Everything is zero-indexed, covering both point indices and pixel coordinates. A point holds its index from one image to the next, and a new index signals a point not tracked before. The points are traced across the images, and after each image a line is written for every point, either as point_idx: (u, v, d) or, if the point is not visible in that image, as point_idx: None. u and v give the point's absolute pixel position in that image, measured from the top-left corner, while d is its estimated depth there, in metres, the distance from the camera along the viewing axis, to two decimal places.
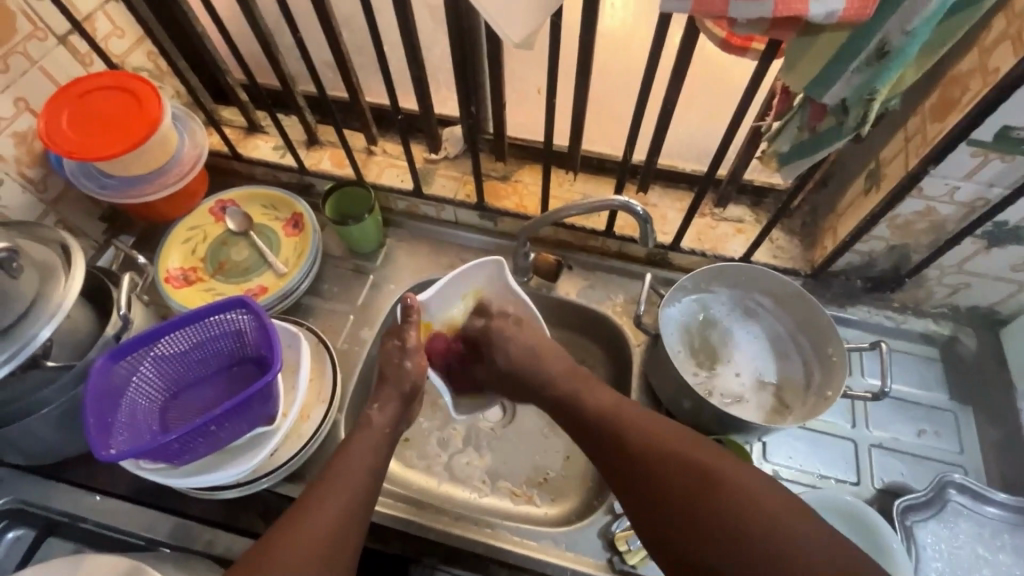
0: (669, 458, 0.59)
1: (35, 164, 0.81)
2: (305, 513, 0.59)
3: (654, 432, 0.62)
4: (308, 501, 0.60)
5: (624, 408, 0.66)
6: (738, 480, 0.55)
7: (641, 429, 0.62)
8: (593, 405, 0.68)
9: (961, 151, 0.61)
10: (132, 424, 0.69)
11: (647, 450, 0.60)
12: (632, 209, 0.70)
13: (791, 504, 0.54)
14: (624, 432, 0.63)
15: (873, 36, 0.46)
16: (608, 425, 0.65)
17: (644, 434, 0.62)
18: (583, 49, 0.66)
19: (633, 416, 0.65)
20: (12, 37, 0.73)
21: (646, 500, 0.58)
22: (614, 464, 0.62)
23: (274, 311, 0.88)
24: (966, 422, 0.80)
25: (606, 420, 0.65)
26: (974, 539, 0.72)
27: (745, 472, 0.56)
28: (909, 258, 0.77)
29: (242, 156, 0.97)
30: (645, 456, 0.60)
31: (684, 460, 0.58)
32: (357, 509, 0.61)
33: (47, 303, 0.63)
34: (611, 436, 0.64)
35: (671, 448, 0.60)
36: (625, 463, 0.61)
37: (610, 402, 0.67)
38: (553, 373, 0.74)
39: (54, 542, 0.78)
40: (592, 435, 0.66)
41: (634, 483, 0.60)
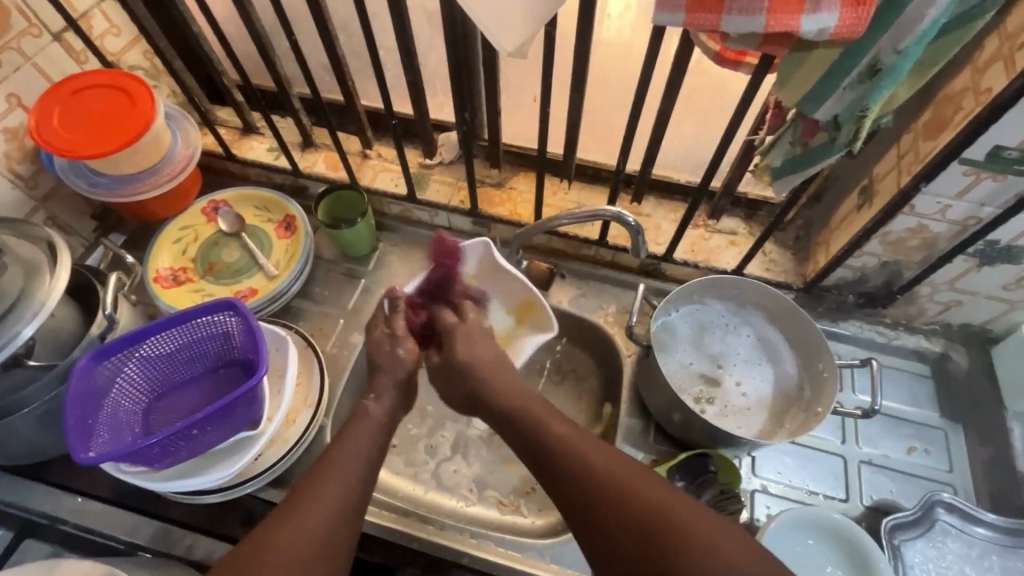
0: (630, 503, 0.52)
1: (26, 160, 0.80)
2: (306, 500, 0.57)
3: (614, 470, 0.55)
4: (308, 489, 0.58)
5: (582, 439, 0.59)
6: (705, 533, 0.49)
7: (600, 464, 0.55)
8: (547, 432, 0.60)
9: (953, 169, 0.61)
10: (113, 425, 0.68)
11: (606, 492, 0.53)
12: (624, 219, 0.70)
13: (762, 560, 0.47)
14: (580, 468, 0.56)
15: (865, 53, 0.46)
16: (562, 457, 0.57)
17: (604, 472, 0.55)
18: (578, 58, 0.66)
19: (590, 449, 0.57)
20: (5, 32, 0.73)
21: (604, 549, 0.52)
22: (569, 503, 0.56)
23: (264, 314, 0.87)
24: (956, 441, 0.79)
25: (561, 452, 0.58)
26: (962, 559, 0.72)
27: (712, 524, 0.49)
28: (901, 275, 0.77)
29: (237, 157, 0.96)
30: (603, 499, 0.53)
31: (647, 506, 0.51)
32: (357, 497, 0.60)
33: (30, 301, 0.63)
34: (565, 473, 0.56)
35: (631, 490, 0.53)
36: (580, 506, 0.55)
37: (566, 428, 0.60)
38: (501, 389, 0.68)
39: (33, 544, 0.77)
40: (545, 467, 0.59)
41: (589, 528, 0.53)
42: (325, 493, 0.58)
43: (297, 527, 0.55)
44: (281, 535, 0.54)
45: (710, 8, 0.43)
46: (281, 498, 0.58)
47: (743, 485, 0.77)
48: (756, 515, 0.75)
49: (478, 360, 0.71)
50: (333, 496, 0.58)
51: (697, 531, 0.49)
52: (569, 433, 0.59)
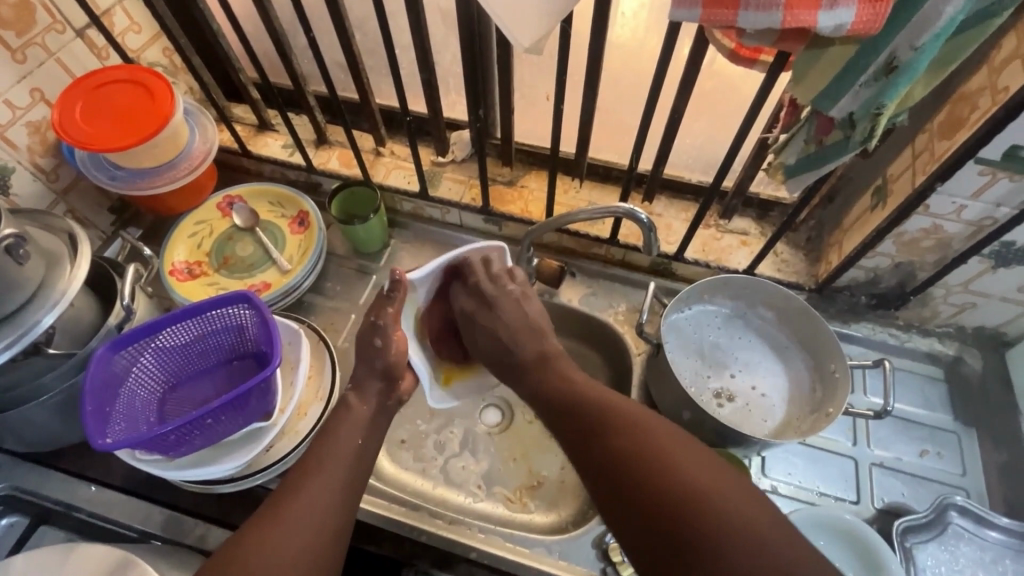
0: (650, 454, 0.54)
1: (48, 154, 0.82)
2: (285, 502, 0.57)
3: (639, 424, 0.58)
4: (290, 490, 0.58)
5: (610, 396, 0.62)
6: (726, 491, 0.50)
7: (626, 419, 0.58)
8: (572, 387, 0.65)
9: (969, 169, 0.60)
10: (129, 414, 0.69)
11: (625, 442, 0.56)
12: (636, 216, 0.70)
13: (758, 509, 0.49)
14: (604, 421, 0.59)
15: (881, 50, 0.46)
16: (588, 410, 0.61)
17: (628, 425, 0.58)
18: (593, 56, 0.66)
19: (616, 404, 0.61)
20: (31, 28, 0.75)
21: (617, 498, 0.54)
22: (588, 453, 0.59)
23: (277, 308, 0.88)
24: (969, 444, 0.78)
25: (586, 407, 0.62)
26: (975, 564, 0.71)
27: (730, 483, 0.51)
28: (915, 276, 0.77)
29: (252, 153, 0.98)
30: (624, 448, 0.56)
31: (667, 459, 0.53)
32: (340, 498, 0.59)
33: (52, 291, 0.64)
34: (590, 424, 0.60)
35: (639, 444, 0.55)
36: (600, 455, 0.57)
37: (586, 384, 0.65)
38: (528, 351, 0.70)
39: (47, 531, 0.78)
40: (569, 421, 0.62)
41: (605, 475, 0.56)
42: (306, 494, 0.58)
43: (277, 532, 0.54)
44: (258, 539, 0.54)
45: (726, 4, 0.44)
46: (264, 499, 0.58)
47: (752, 485, 0.76)
48: None
49: (499, 322, 0.71)
50: (312, 497, 0.58)
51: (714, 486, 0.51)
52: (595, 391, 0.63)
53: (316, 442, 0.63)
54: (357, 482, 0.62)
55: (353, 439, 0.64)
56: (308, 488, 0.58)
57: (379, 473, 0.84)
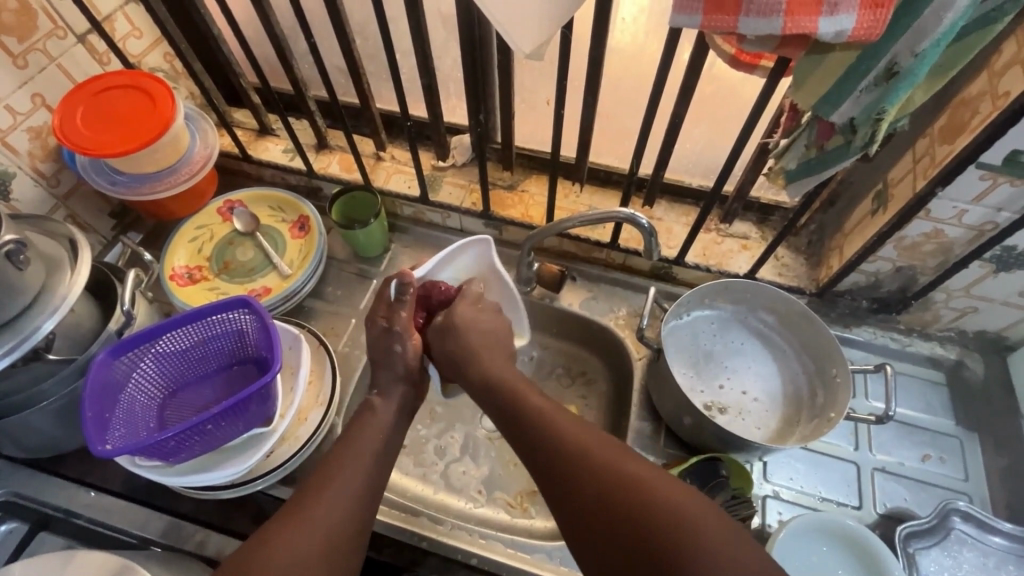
0: (628, 497, 0.49)
1: (49, 159, 0.82)
2: (310, 501, 0.57)
3: (616, 462, 0.52)
4: (314, 489, 0.58)
5: (579, 430, 0.57)
6: (713, 533, 0.46)
7: (598, 447, 0.54)
8: (537, 411, 0.60)
9: (970, 173, 0.60)
10: (129, 420, 0.68)
11: (603, 484, 0.51)
12: (637, 221, 0.70)
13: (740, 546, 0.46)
14: (577, 457, 0.54)
15: (882, 56, 0.46)
16: (557, 444, 0.56)
17: (603, 463, 0.53)
18: (593, 61, 0.66)
19: (588, 438, 0.56)
20: (33, 34, 0.75)
21: (597, 546, 0.50)
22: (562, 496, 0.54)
23: (277, 312, 0.88)
24: (972, 449, 0.78)
25: (555, 440, 0.56)
26: (978, 569, 0.71)
27: (718, 526, 0.47)
28: (916, 280, 0.77)
29: (253, 157, 0.98)
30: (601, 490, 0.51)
31: (649, 502, 0.48)
32: (362, 500, 0.59)
33: (52, 297, 0.64)
34: (561, 460, 0.55)
35: (613, 474, 0.51)
36: (576, 498, 0.52)
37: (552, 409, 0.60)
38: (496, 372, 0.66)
39: (46, 537, 0.77)
40: (537, 457, 0.57)
41: (585, 522, 0.51)
42: (329, 494, 0.57)
43: (300, 536, 0.54)
44: (280, 537, 0.53)
45: (727, 11, 0.44)
46: (287, 498, 0.58)
47: (755, 490, 0.76)
48: (768, 521, 0.74)
49: (472, 334, 0.69)
50: (337, 497, 0.58)
51: (700, 530, 0.46)
52: (563, 423, 0.58)
53: (340, 443, 0.63)
54: (377, 483, 0.62)
55: (376, 440, 0.64)
56: (331, 488, 0.58)
57: None
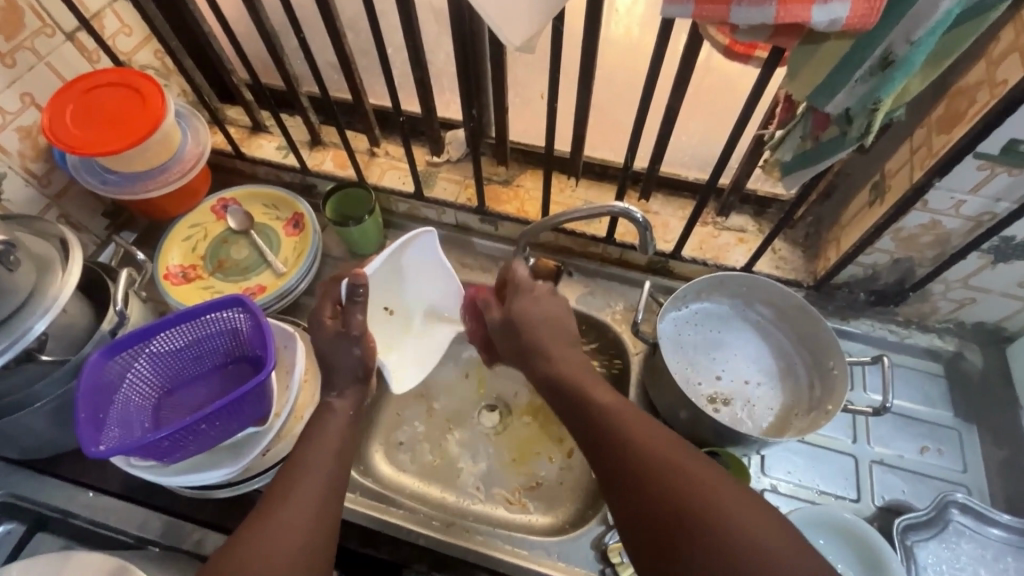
0: (689, 500, 0.47)
1: (39, 159, 0.81)
2: (279, 497, 0.57)
3: (648, 436, 0.54)
4: (281, 486, 0.58)
5: (639, 419, 0.56)
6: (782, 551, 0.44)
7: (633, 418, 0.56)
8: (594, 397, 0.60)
9: (967, 164, 0.60)
10: (124, 421, 0.68)
11: (664, 484, 0.49)
12: (632, 216, 0.69)
13: (760, 513, 0.46)
14: (638, 452, 0.53)
15: (877, 44, 0.46)
16: (618, 436, 0.55)
17: (667, 462, 0.51)
18: (585, 55, 0.65)
19: (647, 430, 0.55)
20: (20, 32, 0.74)
21: (631, 505, 0.51)
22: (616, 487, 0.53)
23: (272, 311, 0.87)
24: (970, 441, 0.78)
25: (614, 432, 0.55)
26: (976, 561, 0.71)
27: (788, 546, 0.44)
28: (914, 272, 0.76)
29: (246, 155, 0.97)
30: (662, 490, 0.49)
31: (712, 511, 0.46)
32: (329, 499, 0.58)
33: (43, 296, 0.63)
34: (619, 452, 0.54)
35: (649, 446, 0.53)
36: (633, 494, 0.51)
37: (613, 398, 0.59)
38: (556, 351, 0.66)
39: (44, 538, 0.78)
40: (595, 444, 0.57)
41: (640, 521, 0.50)
42: (297, 489, 0.57)
43: (265, 539, 0.53)
44: (246, 532, 0.54)
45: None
46: (252, 508, 0.57)
47: (752, 484, 0.76)
48: None
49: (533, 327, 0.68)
50: (303, 495, 0.57)
51: (768, 548, 0.44)
52: (622, 411, 0.57)
53: (301, 443, 0.63)
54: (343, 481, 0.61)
55: (335, 441, 0.63)
56: (296, 485, 0.58)
57: (377, 476, 0.84)
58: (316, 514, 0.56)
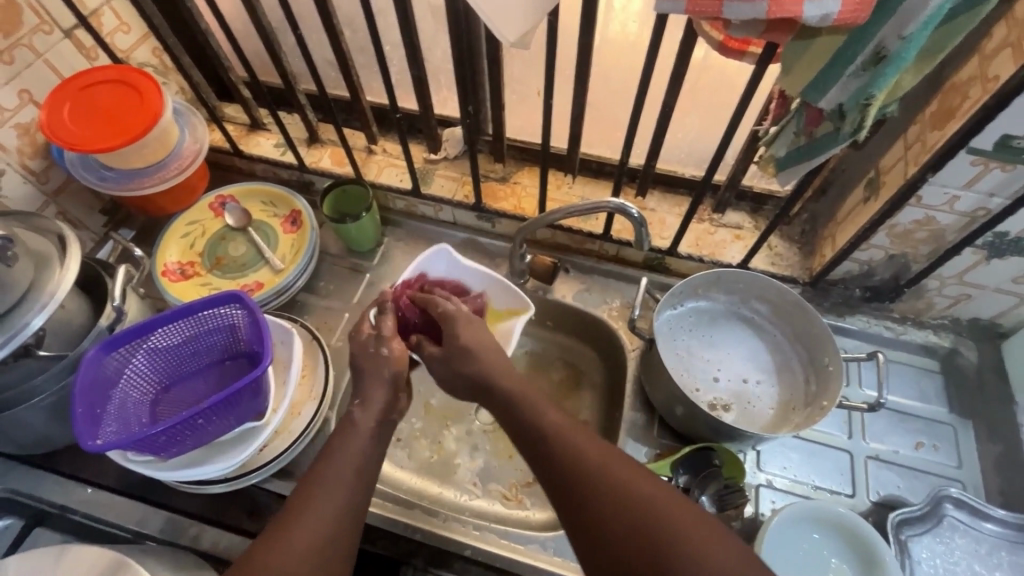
0: (664, 539, 0.46)
1: (37, 155, 0.81)
2: (288, 530, 0.53)
3: (607, 474, 0.52)
4: (291, 514, 0.54)
5: (601, 453, 0.53)
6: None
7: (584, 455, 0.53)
8: (550, 426, 0.57)
9: (961, 159, 0.60)
10: (122, 416, 0.68)
11: (634, 523, 0.48)
12: (627, 211, 0.69)
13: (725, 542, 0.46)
14: (604, 489, 0.50)
15: (869, 40, 0.46)
16: (581, 472, 0.52)
17: (633, 499, 0.49)
18: (581, 52, 0.65)
19: (603, 463, 0.52)
20: (19, 29, 0.74)
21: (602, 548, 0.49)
22: (580, 527, 0.51)
23: (270, 308, 0.87)
24: (965, 436, 0.78)
25: (574, 471, 0.53)
26: (971, 556, 0.71)
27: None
28: (908, 268, 0.76)
29: (244, 152, 0.97)
30: (631, 530, 0.48)
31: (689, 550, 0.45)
32: (348, 515, 0.56)
33: (41, 292, 0.64)
34: (582, 492, 0.51)
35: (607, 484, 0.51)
36: (599, 532, 0.49)
37: (570, 428, 0.56)
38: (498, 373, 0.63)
39: (42, 533, 0.78)
40: (554, 476, 0.54)
41: (609, 561, 0.48)
42: (308, 522, 0.53)
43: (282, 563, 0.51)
44: (254, 569, 0.50)
45: None
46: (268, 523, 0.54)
47: (748, 480, 0.76)
48: (761, 509, 0.74)
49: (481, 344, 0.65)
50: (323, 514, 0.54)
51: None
52: (583, 441, 0.55)
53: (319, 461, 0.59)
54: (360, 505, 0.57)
55: (355, 461, 0.59)
56: (308, 514, 0.54)
57: None
58: (329, 546, 0.53)
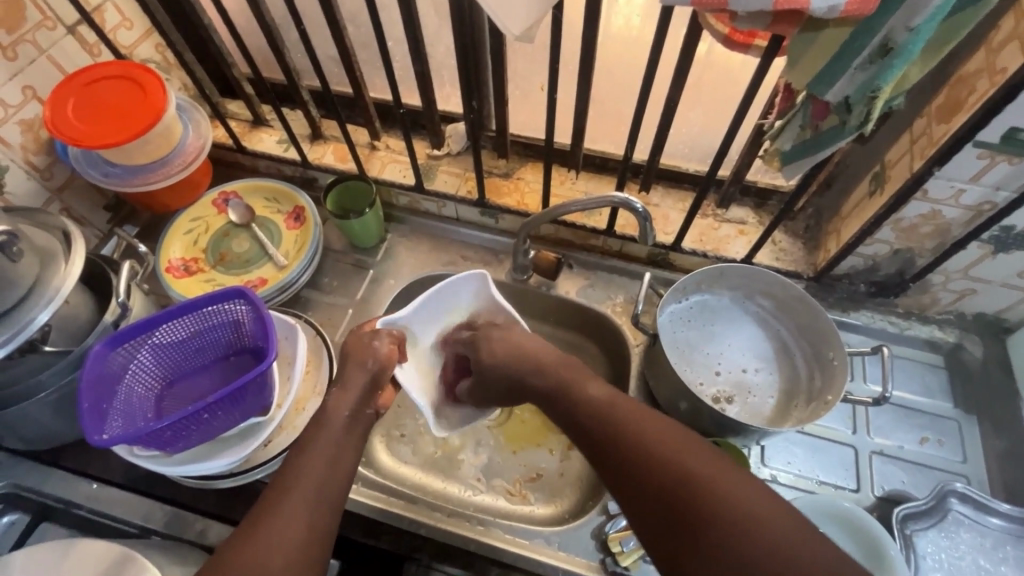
0: (709, 498, 0.47)
1: (41, 151, 0.81)
2: (262, 520, 0.53)
3: (655, 440, 0.53)
4: (265, 505, 0.54)
5: (647, 423, 0.55)
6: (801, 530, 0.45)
7: (635, 424, 0.55)
8: (596, 401, 0.59)
9: (967, 152, 0.60)
10: (127, 411, 0.69)
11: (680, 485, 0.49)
12: (632, 206, 0.69)
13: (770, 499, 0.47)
14: (649, 454, 0.51)
15: (876, 31, 0.46)
16: (627, 441, 0.54)
17: (679, 465, 0.50)
18: (585, 45, 0.65)
19: (652, 431, 0.54)
20: (22, 25, 0.74)
21: (650, 507, 0.49)
22: (628, 492, 0.52)
23: (273, 304, 0.88)
24: (970, 431, 0.78)
25: (620, 438, 0.55)
26: (976, 550, 0.71)
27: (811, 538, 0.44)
28: (913, 263, 0.76)
29: (247, 149, 0.97)
30: (676, 491, 0.49)
31: (735, 509, 0.46)
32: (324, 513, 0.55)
33: (47, 287, 0.64)
34: (630, 456, 0.53)
35: (657, 447, 0.52)
36: (646, 496, 0.50)
37: (614, 401, 0.58)
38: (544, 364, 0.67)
39: (48, 528, 0.78)
40: (601, 447, 0.56)
41: (655, 522, 0.49)
42: (283, 510, 0.53)
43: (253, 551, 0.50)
44: (228, 560, 0.50)
45: None
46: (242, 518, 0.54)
47: (752, 475, 0.76)
48: None
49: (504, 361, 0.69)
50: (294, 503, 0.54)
51: (796, 542, 0.44)
52: (628, 412, 0.56)
53: (292, 454, 0.59)
54: (337, 494, 0.57)
55: (326, 452, 0.59)
56: (280, 504, 0.54)
57: (378, 467, 0.84)
58: (306, 534, 0.53)
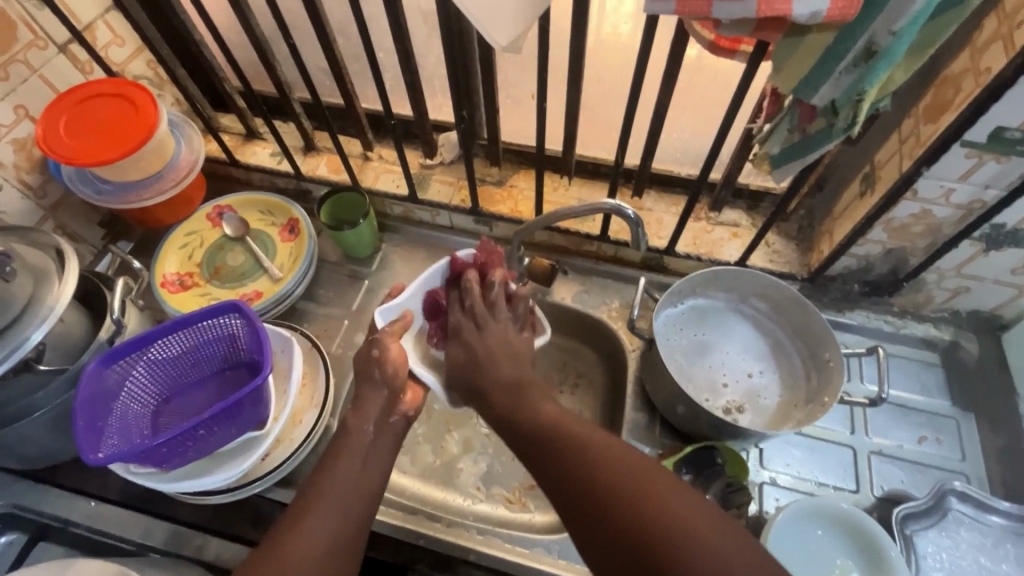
0: (666, 533, 0.45)
1: (34, 170, 0.82)
2: (284, 538, 0.55)
3: (606, 467, 0.52)
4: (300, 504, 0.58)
5: (603, 448, 0.54)
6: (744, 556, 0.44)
7: (595, 450, 0.53)
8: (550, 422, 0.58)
9: (955, 152, 0.60)
10: (123, 428, 0.68)
11: (642, 507, 0.47)
12: (623, 212, 0.69)
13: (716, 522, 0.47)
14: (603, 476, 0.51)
15: (860, 35, 0.46)
16: (582, 463, 0.53)
17: (643, 491, 0.48)
18: (573, 55, 0.65)
19: (612, 456, 0.53)
20: (12, 45, 0.74)
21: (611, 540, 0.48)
22: (578, 515, 0.51)
23: (269, 316, 0.87)
24: (968, 429, 0.78)
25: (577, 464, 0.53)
26: (976, 549, 0.71)
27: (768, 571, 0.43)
28: (907, 262, 0.76)
29: (240, 162, 0.98)
30: (629, 513, 0.48)
31: (695, 531, 0.45)
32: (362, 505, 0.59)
33: (40, 306, 0.64)
34: (594, 490, 0.51)
35: (615, 473, 0.51)
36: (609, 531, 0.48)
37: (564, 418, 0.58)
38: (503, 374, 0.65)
39: (47, 546, 0.78)
40: (558, 475, 0.54)
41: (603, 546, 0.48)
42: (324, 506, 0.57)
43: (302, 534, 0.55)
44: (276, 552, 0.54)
45: None
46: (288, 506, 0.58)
47: (751, 478, 0.76)
48: (765, 507, 0.74)
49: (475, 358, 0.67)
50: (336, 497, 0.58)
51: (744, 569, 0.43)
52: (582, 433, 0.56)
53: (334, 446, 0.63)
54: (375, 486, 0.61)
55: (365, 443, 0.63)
56: (308, 521, 0.56)
57: None
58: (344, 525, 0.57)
